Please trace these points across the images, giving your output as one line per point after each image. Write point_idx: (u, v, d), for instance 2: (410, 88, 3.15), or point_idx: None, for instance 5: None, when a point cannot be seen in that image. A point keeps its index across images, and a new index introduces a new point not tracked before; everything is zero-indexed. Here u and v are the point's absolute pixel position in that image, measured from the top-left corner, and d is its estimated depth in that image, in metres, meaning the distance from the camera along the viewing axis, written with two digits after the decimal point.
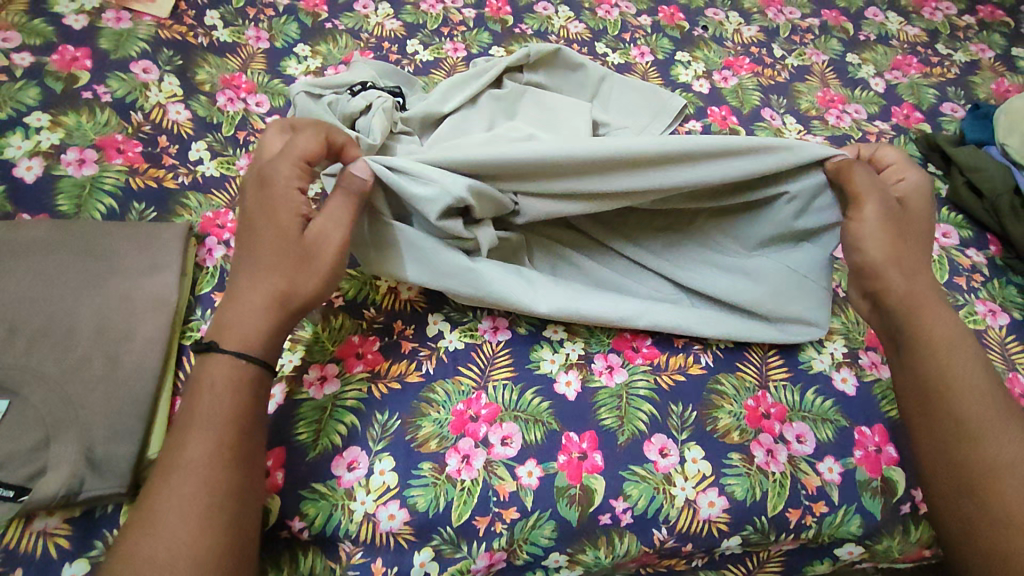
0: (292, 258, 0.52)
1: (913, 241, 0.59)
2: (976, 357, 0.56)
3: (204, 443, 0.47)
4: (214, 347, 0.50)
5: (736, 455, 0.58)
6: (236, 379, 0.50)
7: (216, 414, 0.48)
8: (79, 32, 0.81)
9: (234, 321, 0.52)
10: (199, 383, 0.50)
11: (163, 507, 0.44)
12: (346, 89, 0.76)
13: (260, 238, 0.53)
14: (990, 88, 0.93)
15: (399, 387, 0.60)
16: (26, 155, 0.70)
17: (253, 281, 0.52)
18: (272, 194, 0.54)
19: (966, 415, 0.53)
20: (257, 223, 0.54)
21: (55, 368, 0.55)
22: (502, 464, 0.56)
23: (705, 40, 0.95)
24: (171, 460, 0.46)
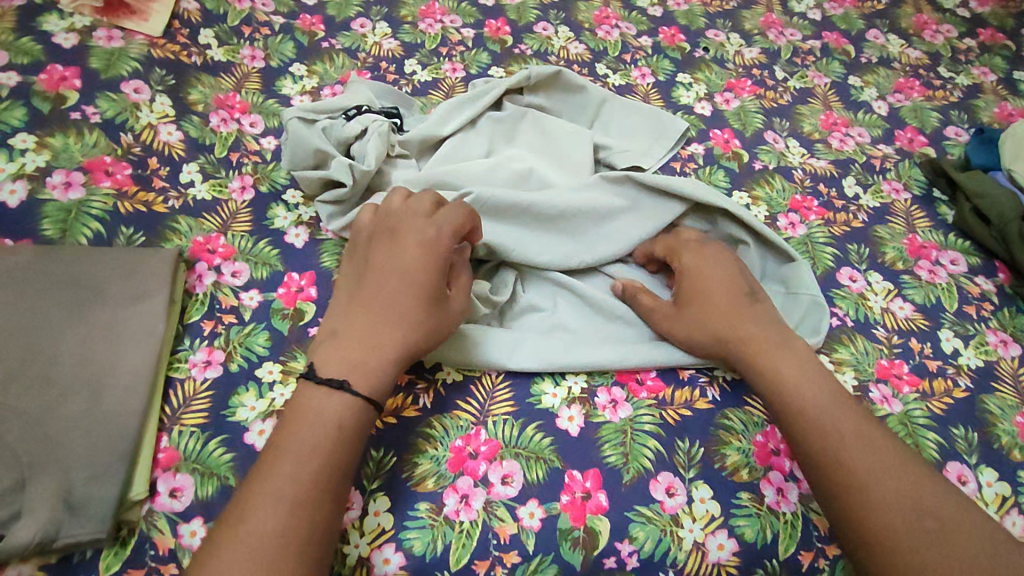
0: (433, 322, 0.55)
1: (722, 291, 0.61)
2: (808, 380, 0.56)
3: (297, 488, 0.47)
4: (346, 387, 0.51)
5: (745, 495, 0.56)
6: (345, 424, 0.50)
7: (329, 450, 0.49)
8: (69, 50, 0.79)
9: (354, 360, 0.52)
10: (317, 416, 0.50)
11: (267, 537, 0.45)
12: (340, 113, 0.75)
13: (407, 292, 0.55)
14: (993, 112, 0.92)
15: (395, 422, 0.57)
16: (10, 177, 0.68)
17: (389, 330, 0.54)
18: (428, 255, 0.57)
19: (820, 455, 0.53)
20: (404, 275, 0.56)
21: (33, 405, 0.52)
22: (502, 504, 0.54)
23: (706, 62, 0.94)
24: (279, 489, 0.47)
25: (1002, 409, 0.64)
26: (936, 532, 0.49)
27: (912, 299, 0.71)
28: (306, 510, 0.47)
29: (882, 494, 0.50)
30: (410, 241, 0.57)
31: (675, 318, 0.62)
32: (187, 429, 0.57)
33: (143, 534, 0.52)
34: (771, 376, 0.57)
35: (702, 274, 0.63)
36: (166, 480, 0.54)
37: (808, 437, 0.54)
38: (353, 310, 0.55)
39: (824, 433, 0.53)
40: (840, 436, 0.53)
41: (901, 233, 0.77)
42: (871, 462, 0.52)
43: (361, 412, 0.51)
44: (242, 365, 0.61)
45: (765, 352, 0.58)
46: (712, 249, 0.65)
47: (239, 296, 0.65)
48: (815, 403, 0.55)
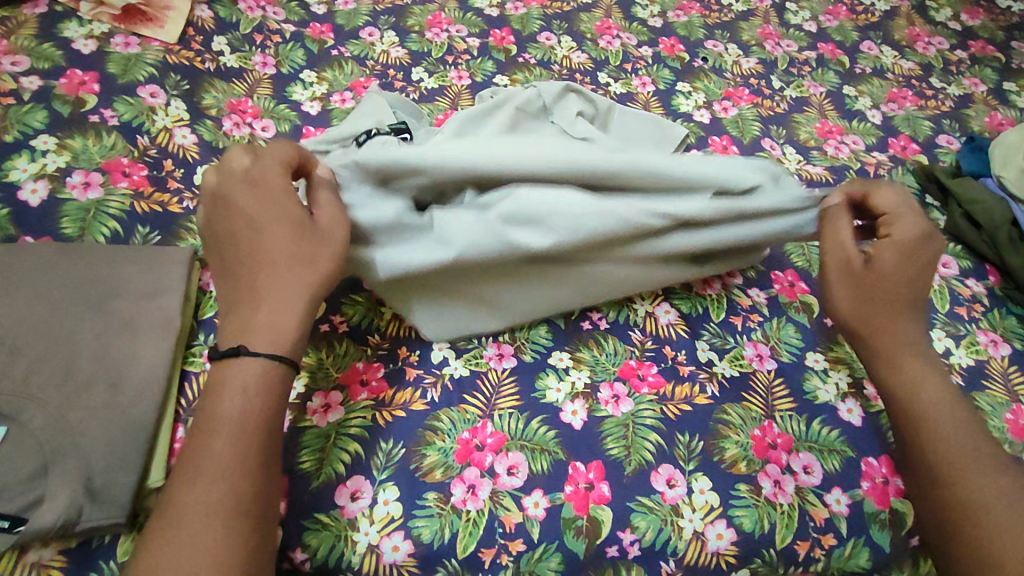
0: (308, 253, 0.53)
1: (908, 275, 0.58)
2: (949, 396, 0.56)
3: (210, 462, 0.46)
4: (242, 351, 0.50)
5: (743, 486, 0.58)
6: (248, 389, 0.49)
7: (239, 418, 0.48)
8: (88, 56, 0.81)
9: (254, 326, 0.51)
10: (221, 384, 0.49)
11: (191, 513, 0.44)
12: (352, 141, 0.73)
13: (270, 241, 0.53)
14: (983, 121, 0.95)
15: (404, 415, 0.59)
16: (32, 178, 0.70)
17: (270, 280, 0.52)
18: (271, 201, 0.54)
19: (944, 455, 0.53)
20: (258, 231, 0.53)
21: (55, 394, 0.54)
22: (508, 494, 0.56)
23: (705, 71, 0.96)
24: (200, 467, 0.46)
25: (993, 407, 0.66)
26: None
27: None
28: (224, 481, 0.45)
29: (1007, 520, 0.49)
30: (243, 197, 0.54)
31: (848, 284, 0.59)
32: None
33: None
34: (911, 379, 0.57)
35: (907, 258, 0.58)
36: None
37: (942, 437, 0.54)
38: (233, 284, 0.53)
39: (955, 446, 0.53)
40: (970, 455, 0.53)
41: None
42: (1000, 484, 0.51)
43: (268, 372, 0.50)
44: None
45: (904, 351, 0.58)
46: (932, 243, 0.59)
47: None
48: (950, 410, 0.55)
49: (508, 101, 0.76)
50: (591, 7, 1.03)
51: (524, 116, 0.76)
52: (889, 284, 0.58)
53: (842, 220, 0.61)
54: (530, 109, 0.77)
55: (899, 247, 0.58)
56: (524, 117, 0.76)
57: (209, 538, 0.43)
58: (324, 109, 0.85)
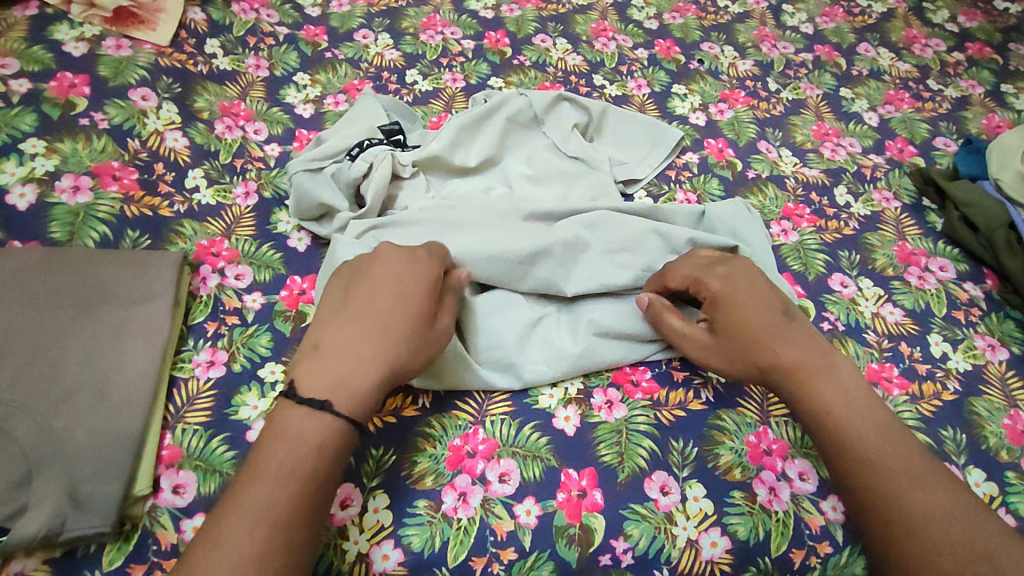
0: (416, 342, 0.55)
1: (759, 312, 0.58)
2: (860, 413, 0.54)
3: (269, 514, 0.46)
4: (328, 407, 0.49)
5: (738, 494, 0.57)
6: (322, 447, 0.49)
7: (308, 473, 0.48)
8: (78, 59, 0.81)
9: (337, 379, 0.51)
10: (294, 433, 0.49)
11: (241, 563, 0.43)
12: (344, 154, 0.73)
13: (392, 313, 0.54)
14: (981, 123, 0.94)
15: (395, 421, 0.58)
16: (20, 181, 0.69)
17: (370, 334, 0.53)
18: (415, 277, 0.57)
19: (874, 490, 0.51)
20: (387, 284, 0.56)
21: (40, 401, 0.53)
22: (499, 502, 0.55)
23: (701, 73, 0.96)
24: (251, 514, 0.45)
25: (990, 412, 0.65)
26: None
27: (901, 304, 0.73)
28: (277, 538, 0.45)
29: (944, 535, 0.48)
30: (398, 265, 0.58)
31: (719, 344, 0.59)
32: (190, 427, 0.58)
33: (146, 530, 0.53)
34: (818, 411, 0.54)
35: (744, 302, 0.59)
36: (169, 477, 0.55)
37: (863, 477, 0.51)
38: (337, 327, 0.54)
39: (879, 470, 0.51)
40: (892, 471, 0.51)
41: (891, 240, 0.79)
42: (929, 504, 0.49)
43: (340, 432, 0.50)
44: (245, 365, 0.62)
45: (809, 382, 0.56)
46: (738, 271, 0.61)
47: (242, 298, 0.67)
48: (867, 431, 0.53)
49: (498, 112, 0.76)
50: (586, 9, 1.03)
51: (515, 127, 0.77)
52: (753, 327, 0.58)
53: (668, 310, 0.62)
54: (520, 119, 0.77)
55: (728, 295, 0.60)
56: (515, 127, 0.77)
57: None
58: (318, 112, 0.85)
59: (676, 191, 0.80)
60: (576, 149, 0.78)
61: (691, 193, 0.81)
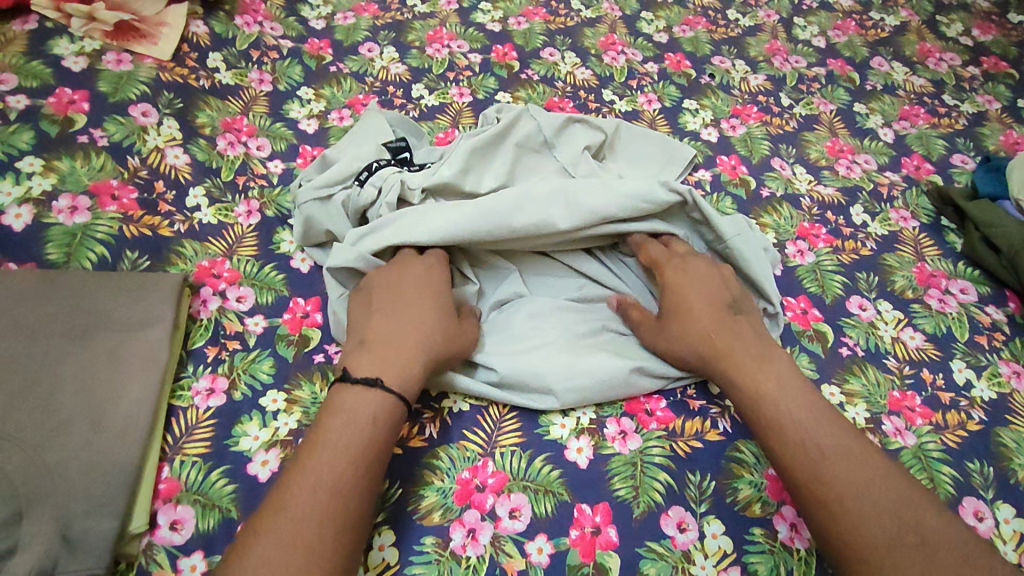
0: (449, 331, 0.58)
1: (704, 304, 0.61)
2: (784, 391, 0.55)
3: (332, 478, 0.47)
4: (380, 383, 0.52)
5: (758, 530, 0.55)
6: (379, 416, 0.51)
7: (365, 442, 0.49)
8: (78, 74, 0.79)
9: (385, 362, 0.53)
10: (353, 406, 0.51)
11: (302, 522, 0.45)
12: (352, 179, 0.71)
13: (426, 304, 0.58)
14: (998, 140, 0.92)
15: (401, 453, 0.56)
16: (16, 202, 0.67)
17: (415, 327, 0.56)
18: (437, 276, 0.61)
19: (803, 470, 0.51)
20: (424, 284, 0.60)
21: (32, 435, 0.51)
22: (510, 539, 0.53)
23: (712, 88, 0.94)
24: (314, 477, 0.47)
25: (1017, 443, 0.63)
26: (917, 546, 0.47)
27: (922, 328, 0.70)
28: (337, 502, 0.46)
29: (864, 508, 0.49)
30: (421, 263, 0.62)
31: (660, 332, 0.61)
32: (189, 459, 0.56)
33: (142, 568, 0.51)
34: (749, 390, 0.56)
35: (687, 290, 0.62)
36: (167, 512, 0.53)
37: (791, 455, 0.52)
38: (379, 321, 0.57)
39: (802, 448, 0.52)
40: (818, 446, 0.52)
41: (910, 261, 0.77)
42: (854, 476, 0.50)
43: (392, 406, 0.52)
44: (246, 394, 0.60)
45: (739, 365, 0.57)
46: (694, 264, 0.64)
47: (244, 322, 0.65)
48: (795, 411, 0.54)
49: (508, 136, 0.74)
50: (595, 22, 1.01)
51: (524, 152, 0.75)
52: (693, 318, 0.60)
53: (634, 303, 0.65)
54: (529, 144, 0.75)
55: (679, 286, 0.62)
56: (524, 153, 0.75)
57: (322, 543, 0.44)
58: (322, 128, 0.83)
59: None
60: (586, 172, 0.75)
61: None
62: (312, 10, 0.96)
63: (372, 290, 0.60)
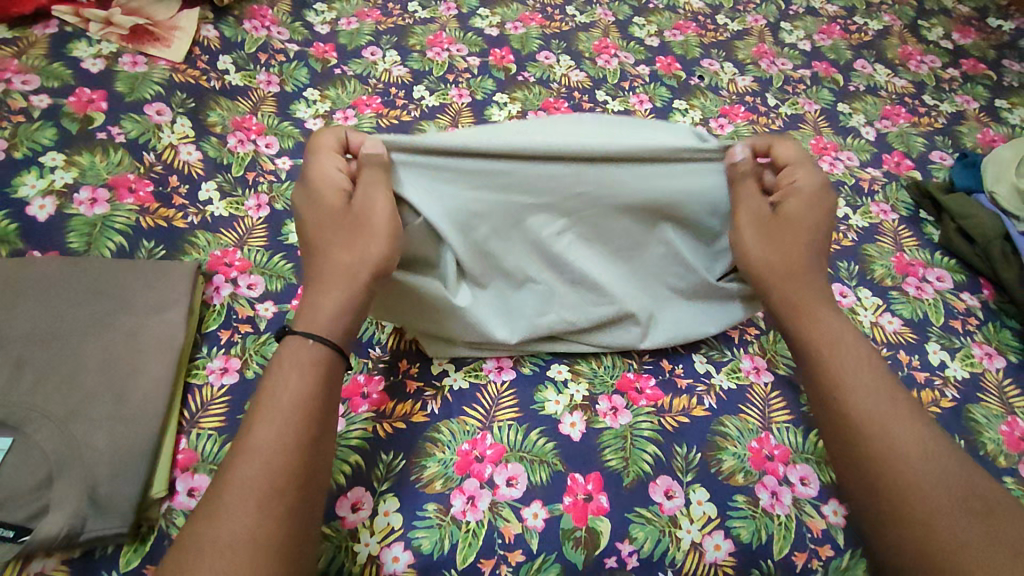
0: (350, 241, 0.55)
1: (807, 238, 0.60)
2: (858, 348, 0.55)
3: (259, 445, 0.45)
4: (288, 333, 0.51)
5: (741, 498, 0.58)
6: (298, 378, 0.49)
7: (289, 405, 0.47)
8: (96, 75, 0.83)
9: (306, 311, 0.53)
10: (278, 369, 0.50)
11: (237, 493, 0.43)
12: None
13: (322, 231, 0.56)
14: (976, 138, 0.96)
15: (404, 427, 0.60)
16: (40, 194, 0.71)
17: (323, 262, 0.55)
18: (315, 189, 0.58)
19: (867, 416, 0.51)
20: (315, 208, 0.57)
21: (60, 407, 0.55)
22: (507, 505, 0.56)
23: (701, 89, 0.98)
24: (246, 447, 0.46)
25: (987, 419, 0.67)
26: (984, 516, 0.45)
27: (900, 313, 0.74)
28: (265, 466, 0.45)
29: (928, 468, 0.48)
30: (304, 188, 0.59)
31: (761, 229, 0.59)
32: (204, 432, 0.59)
33: (162, 531, 0.54)
34: (827, 338, 0.56)
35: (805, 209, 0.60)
36: (184, 480, 0.57)
37: (859, 400, 0.51)
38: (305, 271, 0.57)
39: (871, 398, 0.51)
40: (886, 403, 0.51)
41: (889, 251, 0.80)
42: (922, 439, 0.49)
43: (314, 363, 0.50)
44: (257, 371, 0.64)
45: (814, 310, 0.57)
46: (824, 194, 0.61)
47: (255, 307, 0.68)
48: (866, 366, 0.53)
49: None
50: (589, 27, 1.05)
51: None
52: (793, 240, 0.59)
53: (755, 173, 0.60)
54: None
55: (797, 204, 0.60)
56: None
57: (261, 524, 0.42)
58: (327, 126, 0.87)
59: None
60: None
61: None
62: (318, 16, 1.00)
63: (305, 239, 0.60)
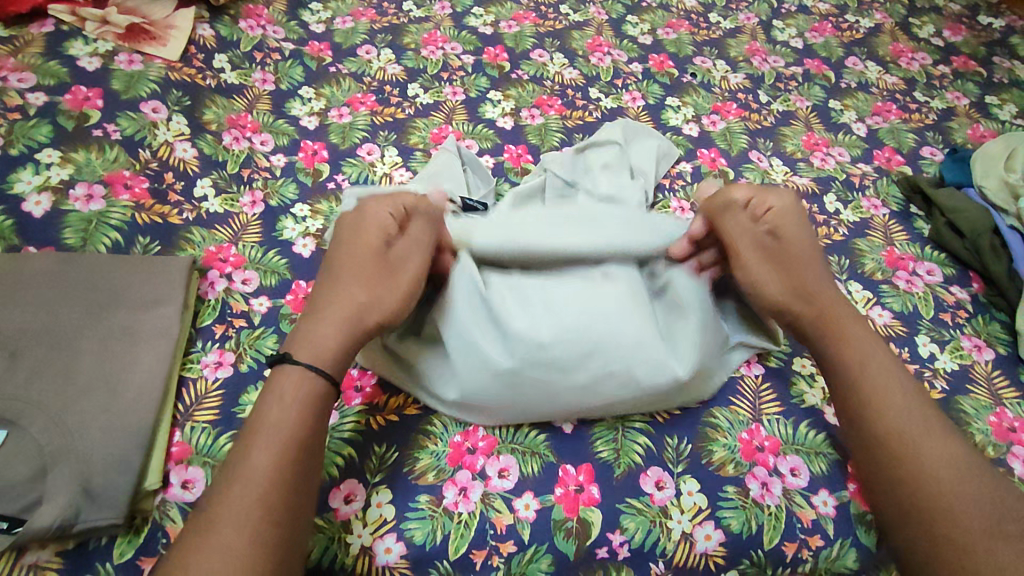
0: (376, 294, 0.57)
1: (816, 271, 0.63)
2: (891, 368, 0.57)
3: (253, 468, 0.47)
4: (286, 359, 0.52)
5: (731, 488, 0.59)
6: (298, 399, 0.51)
7: (282, 426, 0.49)
8: (92, 73, 0.84)
9: (309, 338, 0.54)
10: (274, 391, 0.51)
11: (229, 513, 0.45)
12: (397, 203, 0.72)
13: (352, 272, 0.58)
14: (966, 133, 0.97)
15: (397, 419, 0.60)
16: (36, 190, 0.72)
17: (340, 300, 0.56)
18: (366, 232, 0.60)
19: (897, 436, 0.53)
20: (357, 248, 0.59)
21: (55, 399, 0.55)
22: (499, 496, 0.57)
23: (694, 86, 0.99)
24: (242, 469, 0.47)
25: (976, 410, 0.67)
26: (1014, 535, 0.48)
27: (890, 306, 0.75)
28: (261, 488, 0.46)
29: (958, 487, 0.50)
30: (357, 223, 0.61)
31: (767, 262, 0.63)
32: (199, 425, 0.60)
33: (156, 523, 0.55)
34: (858, 358, 0.58)
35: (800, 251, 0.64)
36: (178, 473, 0.57)
37: (889, 418, 0.54)
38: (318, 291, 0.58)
39: (900, 421, 0.54)
40: (915, 425, 0.54)
41: (880, 246, 0.81)
42: (950, 457, 0.52)
43: (309, 384, 0.52)
44: (252, 365, 0.64)
45: (846, 333, 0.60)
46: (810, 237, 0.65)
47: (249, 302, 0.69)
48: (896, 389, 0.56)
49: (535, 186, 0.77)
50: (582, 26, 1.06)
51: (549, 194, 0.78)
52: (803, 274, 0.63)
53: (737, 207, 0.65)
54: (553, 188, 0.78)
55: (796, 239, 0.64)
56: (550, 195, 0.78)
57: (253, 538, 0.44)
58: (322, 124, 0.87)
59: (670, 199, 0.83)
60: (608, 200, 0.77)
61: (685, 201, 0.83)
62: (313, 15, 1.01)
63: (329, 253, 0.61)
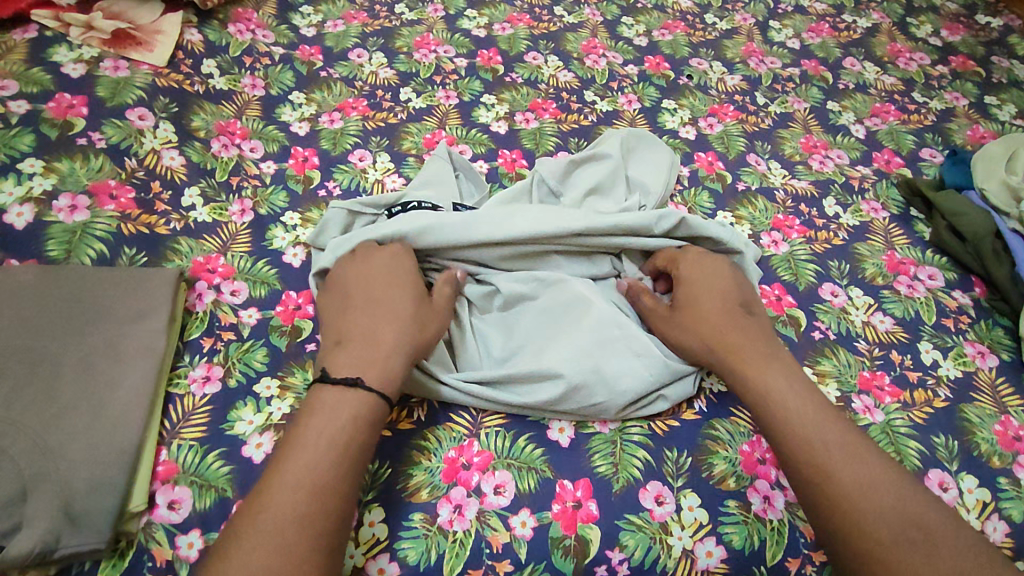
0: (422, 314, 0.59)
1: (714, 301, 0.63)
2: (794, 391, 0.57)
3: (307, 480, 0.48)
4: (361, 383, 0.53)
5: (732, 502, 0.58)
6: (355, 419, 0.51)
7: (343, 442, 0.50)
8: (76, 79, 0.82)
9: (365, 359, 0.55)
10: (328, 406, 0.52)
11: (281, 525, 0.45)
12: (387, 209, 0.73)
13: (395, 294, 0.60)
14: (965, 134, 0.96)
15: (390, 434, 0.59)
16: (18, 201, 0.70)
17: (393, 322, 0.57)
18: (399, 261, 0.62)
19: (806, 460, 0.53)
20: (390, 275, 0.61)
21: (36, 420, 0.53)
22: (495, 514, 0.55)
23: (690, 89, 0.97)
24: (293, 480, 0.47)
25: (981, 418, 0.66)
26: (923, 541, 0.49)
27: (891, 312, 0.73)
28: (310, 500, 0.47)
29: (874, 504, 0.50)
30: (381, 253, 0.63)
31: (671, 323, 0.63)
32: (185, 443, 0.58)
33: (142, 546, 0.53)
34: (759, 387, 0.57)
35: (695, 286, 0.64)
36: (165, 493, 0.55)
37: (796, 443, 0.54)
38: (350, 319, 0.59)
39: (808, 447, 0.53)
40: (828, 448, 0.53)
41: (880, 250, 0.80)
42: (860, 475, 0.52)
43: (370, 405, 0.52)
44: (240, 381, 0.63)
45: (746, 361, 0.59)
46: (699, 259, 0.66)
47: (238, 314, 0.67)
48: (796, 413, 0.55)
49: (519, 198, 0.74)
50: (577, 27, 1.05)
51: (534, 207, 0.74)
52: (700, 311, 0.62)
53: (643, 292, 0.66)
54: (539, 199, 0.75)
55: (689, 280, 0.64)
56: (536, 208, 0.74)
57: (306, 551, 0.45)
58: (313, 130, 0.85)
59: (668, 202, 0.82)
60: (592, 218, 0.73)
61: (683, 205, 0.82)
62: (303, 19, 0.99)
63: (348, 286, 0.61)
